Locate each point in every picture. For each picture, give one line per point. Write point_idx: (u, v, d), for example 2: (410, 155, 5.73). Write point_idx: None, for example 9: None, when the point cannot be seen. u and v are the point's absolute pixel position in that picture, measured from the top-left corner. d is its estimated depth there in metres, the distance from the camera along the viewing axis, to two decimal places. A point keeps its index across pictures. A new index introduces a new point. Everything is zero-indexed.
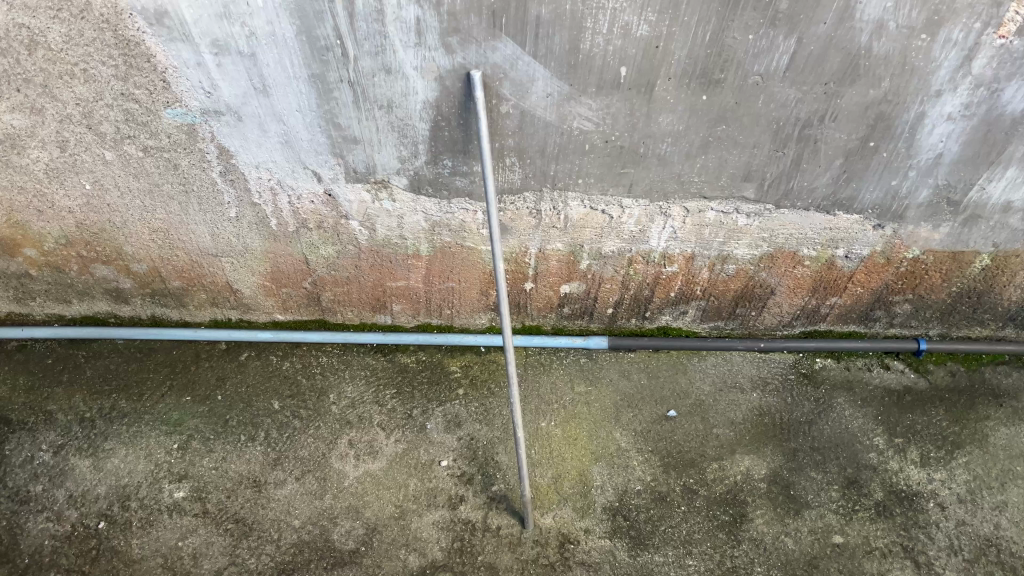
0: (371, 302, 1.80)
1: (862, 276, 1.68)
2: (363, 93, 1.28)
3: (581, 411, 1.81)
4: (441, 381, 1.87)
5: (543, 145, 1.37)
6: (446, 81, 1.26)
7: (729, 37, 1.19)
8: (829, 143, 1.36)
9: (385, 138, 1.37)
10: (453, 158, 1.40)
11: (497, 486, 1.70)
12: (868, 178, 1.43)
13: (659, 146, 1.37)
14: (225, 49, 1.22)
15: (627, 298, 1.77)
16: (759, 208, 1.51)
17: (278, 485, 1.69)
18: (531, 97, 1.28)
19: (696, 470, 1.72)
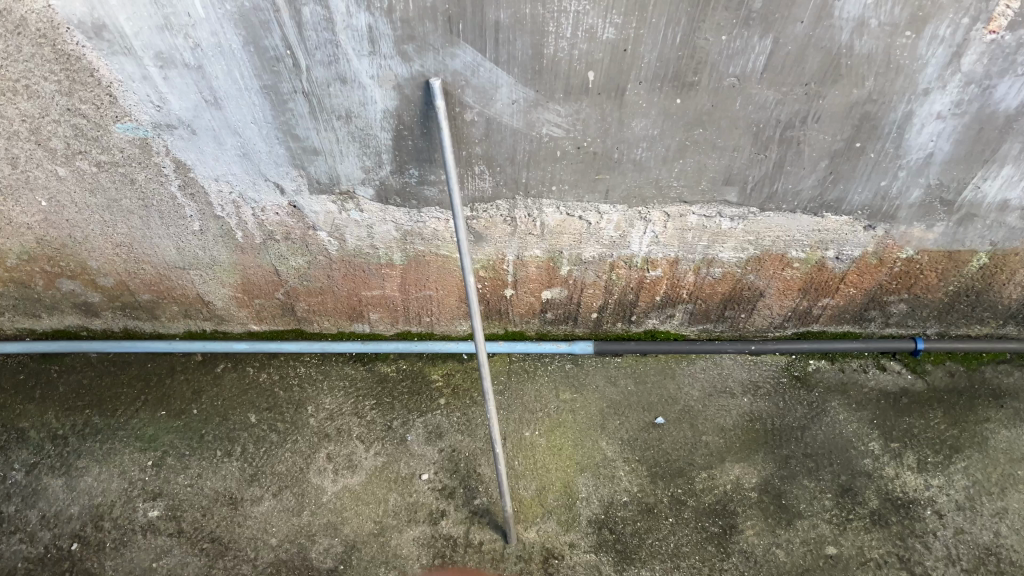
0: (347, 312, 1.74)
1: (854, 277, 1.62)
2: (319, 103, 1.22)
3: (567, 419, 1.75)
4: (421, 391, 1.81)
5: (511, 152, 1.31)
6: (405, 90, 1.20)
7: (701, 38, 1.12)
8: (813, 145, 1.29)
9: (347, 149, 1.31)
10: (419, 167, 1.34)
11: (480, 500, 1.66)
12: (856, 179, 1.36)
13: (634, 151, 1.31)
14: (170, 62, 1.16)
15: (611, 302, 1.71)
16: (742, 211, 1.44)
17: (255, 502, 1.65)
18: (496, 104, 1.22)
19: (684, 480, 1.67)
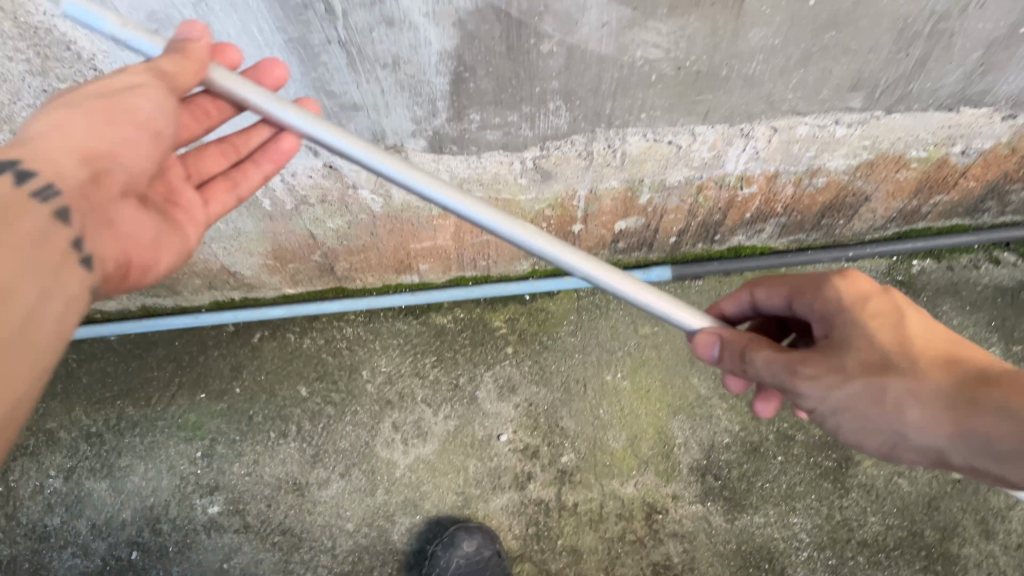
0: (394, 265, 1.52)
1: (978, 170, 1.39)
2: (359, 51, 0.96)
3: (652, 357, 1.58)
4: (485, 341, 1.60)
5: (596, 82, 1.06)
6: (469, 25, 0.93)
7: None
8: (968, 35, 1.04)
9: (393, 100, 1.06)
10: (483, 110, 1.09)
11: (568, 457, 1.52)
12: (1009, 68, 1.12)
13: (746, 66, 1.06)
14: (166, 22, 0.90)
15: (694, 224, 1.49)
16: (864, 117, 1.21)
17: (323, 485, 1.52)
18: (582, 29, 0.96)
19: (791, 413, 1.52)
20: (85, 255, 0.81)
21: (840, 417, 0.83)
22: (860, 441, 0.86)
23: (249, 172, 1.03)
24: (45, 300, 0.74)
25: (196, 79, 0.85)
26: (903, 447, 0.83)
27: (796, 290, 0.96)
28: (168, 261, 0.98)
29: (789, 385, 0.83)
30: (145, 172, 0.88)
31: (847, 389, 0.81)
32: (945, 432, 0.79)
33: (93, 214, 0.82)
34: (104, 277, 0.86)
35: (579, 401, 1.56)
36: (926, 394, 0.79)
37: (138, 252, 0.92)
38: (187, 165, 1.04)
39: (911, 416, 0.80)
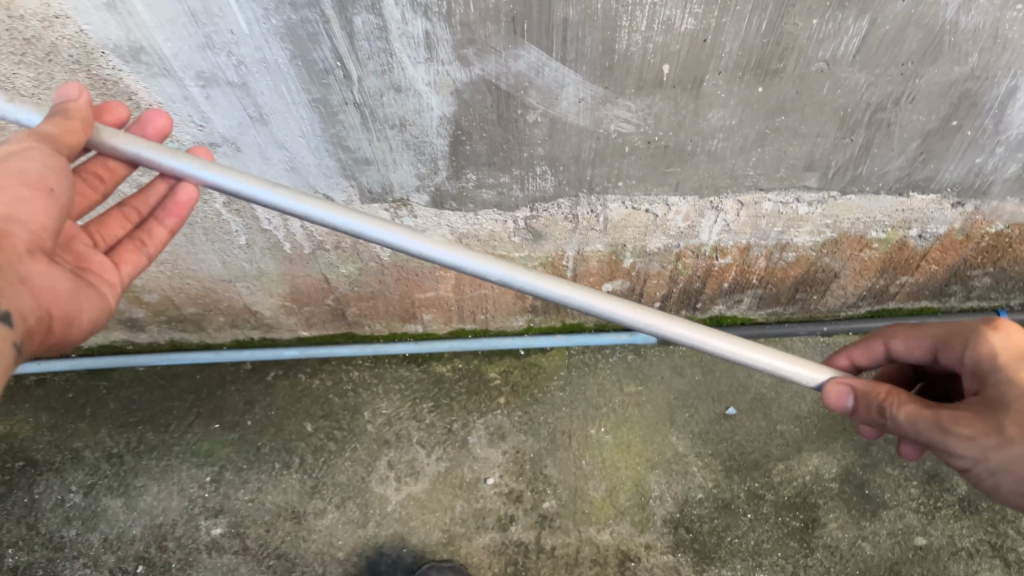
0: (400, 313, 1.67)
1: (937, 254, 1.52)
2: (372, 114, 1.14)
3: (633, 415, 1.69)
4: (480, 390, 1.73)
5: (576, 151, 1.22)
6: (464, 95, 1.11)
7: (790, 23, 1.01)
8: (905, 126, 1.19)
9: (400, 157, 1.22)
10: (478, 171, 1.25)
11: (549, 503, 1.60)
12: (949, 158, 1.26)
13: (709, 143, 1.21)
14: (212, 81, 1.07)
15: (675, 291, 1.62)
16: (822, 196, 1.35)
17: (318, 515, 1.62)
18: (562, 103, 1.13)
19: (761, 473, 1.61)
20: (2, 310, 0.86)
21: (998, 477, 0.83)
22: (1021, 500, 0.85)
23: (156, 230, 1.16)
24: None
25: (83, 138, 0.96)
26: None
27: (942, 341, 0.98)
28: (90, 320, 1.04)
29: (934, 440, 0.84)
30: (49, 230, 0.94)
31: (1006, 451, 0.81)
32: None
33: (6, 270, 0.88)
34: (30, 331, 0.90)
35: (563, 451, 1.66)
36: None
37: (58, 307, 0.97)
38: (95, 231, 1.14)
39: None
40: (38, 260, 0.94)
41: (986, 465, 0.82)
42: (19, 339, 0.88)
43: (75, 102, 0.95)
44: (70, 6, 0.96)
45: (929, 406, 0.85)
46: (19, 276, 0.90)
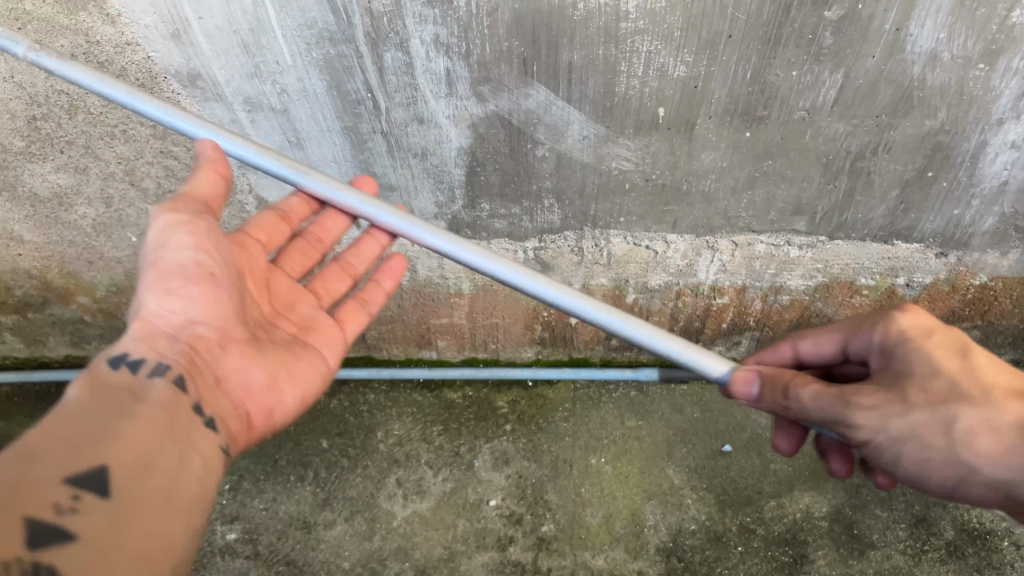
0: (416, 338, 1.79)
1: (925, 304, 1.60)
2: (397, 142, 1.27)
3: (633, 447, 1.77)
4: (488, 417, 1.83)
5: (581, 185, 1.34)
6: (480, 128, 1.24)
7: (772, 74, 1.13)
8: (884, 175, 1.30)
9: (421, 184, 1.35)
10: (491, 201, 1.38)
11: (548, 527, 1.67)
12: (928, 208, 1.36)
13: (702, 183, 1.32)
14: (257, 107, 1.21)
15: (677, 329, 1.71)
16: (812, 240, 1.44)
17: (328, 526, 1.70)
18: (567, 139, 1.25)
19: (753, 508, 1.67)
20: (208, 417, 0.97)
21: (899, 449, 0.90)
22: (925, 476, 0.91)
23: (370, 291, 1.26)
24: (185, 460, 0.90)
25: (218, 182, 1.06)
26: (971, 483, 0.88)
27: (851, 330, 1.04)
28: (303, 395, 1.10)
29: (844, 415, 0.91)
30: (234, 318, 1.04)
31: (908, 420, 0.88)
32: (1006, 463, 0.85)
33: (201, 371, 0.99)
34: (229, 431, 1.01)
35: (564, 478, 1.73)
36: (996, 425, 0.86)
37: (263, 399, 1.05)
38: (315, 291, 1.24)
39: (975, 446, 0.86)
40: (237, 353, 1.04)
41: (889, 438, 0.89)
42: (224, 439, 0.99)
43: (206, 155, 1.05)
44: (141, 35, 1.11)
45: (842, 387, 0.93)
46: (216, 378, 1.01)
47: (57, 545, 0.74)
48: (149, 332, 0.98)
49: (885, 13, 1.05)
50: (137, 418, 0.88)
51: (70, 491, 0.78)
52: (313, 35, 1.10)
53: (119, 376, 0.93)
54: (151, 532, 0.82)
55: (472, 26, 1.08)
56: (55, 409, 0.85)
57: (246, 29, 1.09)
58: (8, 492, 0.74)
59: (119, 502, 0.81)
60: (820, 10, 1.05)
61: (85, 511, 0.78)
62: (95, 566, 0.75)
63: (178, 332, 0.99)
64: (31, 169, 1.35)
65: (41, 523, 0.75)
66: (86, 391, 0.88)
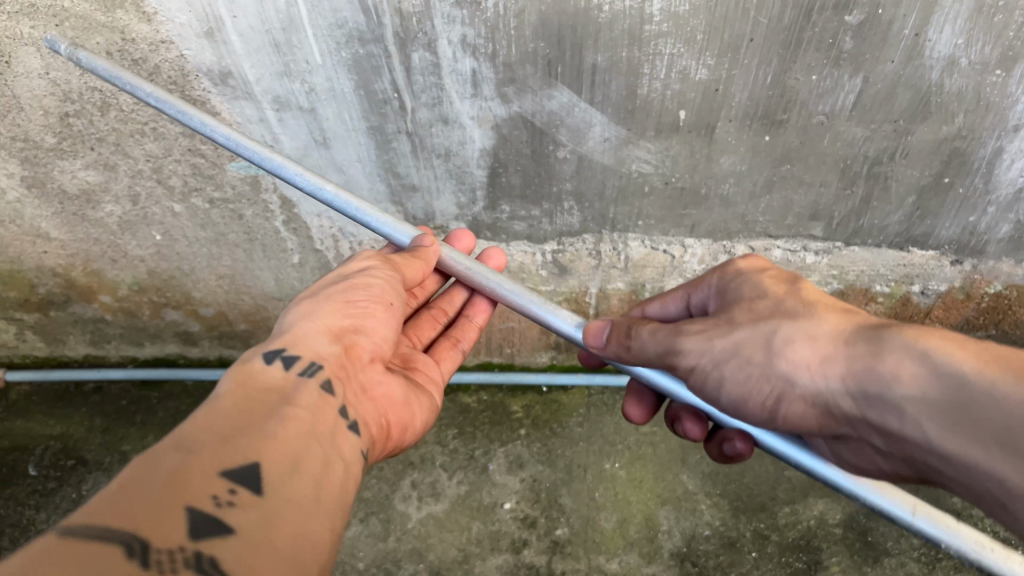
0: None
1: (939, 312, 1.61)
2: (421, 142, 1.29)
3: (647, 453, 1.77)
4: (502, 421, 1.84)
5: (601, 188, 1.36)
6: (503, 129, 1.26)
7: (792, 78, 1.15)
8: (901, 180, 1.31)
9: (444, 186, 1.37)
10: (512, 203, 1.40)
11: (562, 530, 1.68)
12: (944, 215, 1.38)
13: (721, 187, 1.34)
14: (286, 106, 1.24)
15: None
16: (828, 246, 1.46)
17: (342, 527, 1.71)
18: (589, 141, 1.27)
19: (767, 515, 1.67)
20: (351, 420, 0.98)
21: (721, 369, 0.96)
22: (748, 396, 0.97)
23: (466, 327, 1.36)
24: (331, 465, 0.88)
25: (417, 275, 1.17)
26: (791, 398, 0.93)
27: (692, 286, 1.15)
28: (419, 419, 1.16)
29: (676, 343, 0.99)
30: (383, 341, 1.12)
31: (731, 338, 0.96)
32: (823, 372, 0.89)
33: (347, 380, 1.03)
34: (372, 438, 1.03)
35: (578, 482, 1.74)
36: (815, 336, 0.91)
37: (395, 412, 1.10)
38: (409, 334, 1.33)
39: (792, 356, 0.91)
40: (376, 368, 1.10)
41: (715, 359, 0.96)
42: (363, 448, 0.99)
43: (425, 249, 1.17)
44: (175, 33, 1.14)
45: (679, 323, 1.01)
46: (362, 386, 1.06)
47: (217, 535, 0.70)
48: (310, 337, 1.03)
49: (904, 18, 1.07)
50: (286, 417, 0.88)
51: (226, 485, 0.75)
52: (344, 34, 1.12)
53: (269, 377, 0.95)
54: (299, 523, 0.77)
55: (499, 27, 1.11)
56: (205, 409, 0.84)
57: (278, 28, 1.12)
58: (167, 483, 0.72)
59: (274, 500, 0.77)
60: (840, 15, 1.07)
61: (243, 506, 0.74)
62: (252, 553, 0.71)
63: (337, 336, 1.05)
64: (61, 165, 1.37)
65: (200, 513, 0.71)
66: (233, 392, 0.89)
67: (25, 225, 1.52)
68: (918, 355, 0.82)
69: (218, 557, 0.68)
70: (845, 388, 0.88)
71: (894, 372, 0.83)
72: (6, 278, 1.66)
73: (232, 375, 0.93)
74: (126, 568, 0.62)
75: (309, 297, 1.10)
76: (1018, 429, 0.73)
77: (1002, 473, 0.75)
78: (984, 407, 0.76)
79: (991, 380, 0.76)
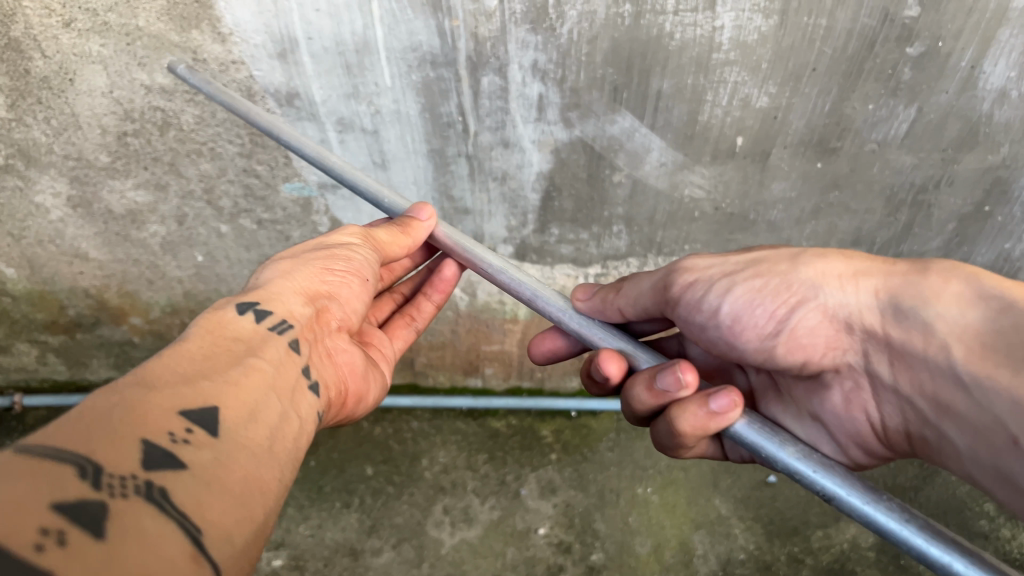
0: (464, 365, 1.86)
1: None
2: (479, 165, 1.31)
3: (678, 477, 1.79)
4: (533, 446, 1.85)
5: (651, 212, 1.39)
6: (562, 154, 1.28)
7: (849, 107, 1.19)
8: (943, 208, 1.36)
9: (497, 209, 1.39)
10: (561, 226, 1.43)
11: (598, 555, 1.67)
12: (981, 242, 1.42)
13: (769, 213, 1.38)
14: (349, 127, 1.25)
15: None
16: None
17: (375, 553, 1.68)
18: (645, 166, 1.30)
19: (801, 538, 1.69)
20: (314, 381, 0.98)
21: (733, 279, 1.00)
22: (754, 310, 1.00)
23: (422, 303, 1.35)
24: (288, 420, 0.87)
25: (400, 251, 1.12)
26: (808, 308, 0.97)
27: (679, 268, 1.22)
28: (373, 393, 1.17)
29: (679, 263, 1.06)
30: (354, 311, 1.11)
31: (746, 255, 1.02)
32: (854, 285, 0.95)
33: (314, 342, 1.02)
34: (330, 401, 1.03)
35: (610, 507, 1.75)
36: (848, 256, 0.98)
37: (354, 381, 1.10)
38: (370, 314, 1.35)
39: (820, 267, 0.97)
40: (342, 337, 1.10)
41: (729, 269, 1.01)
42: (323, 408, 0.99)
43: (418, 223, 1.12)
44: (247, 54, 1.14)
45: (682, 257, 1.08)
46: (327, 351, 1.05)
47: (171, 469, 0.67)
48: (287, 295, 1.00)
49: (962, 51, 1.10)
50: (251, 367, 0.87)
51: (182, 424, 0.72)
52: (416, 58, 1.14)
53: (239, 327, 0.92)
54: (252, 468, 0.76)
55: (571, 53, 1.13)
56: (170, 349, 0.82)
57: (351, 50, 1.13)
58: (121, 415, 0.68)
59: (227, 445, 0.75)
60: (902, 46, 1.10)
61: (197, 445, 0.71)
62: (208, 490, 0.69)
63: (314, 299, 1.04)
64: (111, 185, 1.37)
65: (153, 444, 0.68)
66: (201, 336, 0.87)
67: (65, 246, 1.50)
68: (963, 277, 0.88)
69: (169, 489, 0.65)
70: (874, 303, 0.94)
71: (934, 290, 0.89)
72: (36, 299, 1.63)
73: (203, 321, 0.91)
74: (82, 488, 0.59)
75: (289, 258, 1.08)
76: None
77: (1015, 392, 0.79)
78: None
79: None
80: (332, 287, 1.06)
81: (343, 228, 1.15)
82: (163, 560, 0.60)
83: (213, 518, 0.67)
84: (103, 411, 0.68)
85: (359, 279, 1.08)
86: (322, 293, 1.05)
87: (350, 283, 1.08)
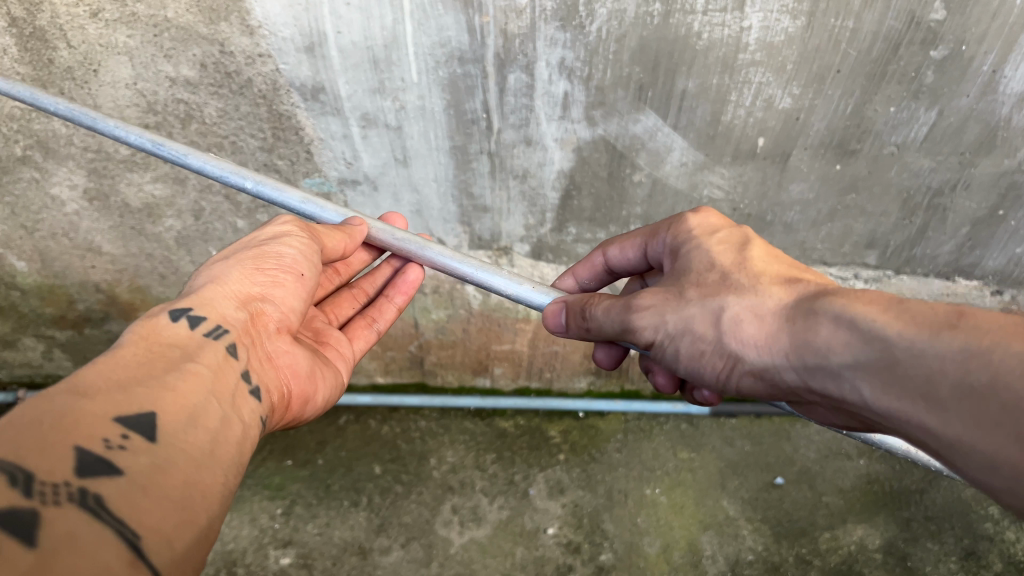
0: (473, 365, 1.86)
1: None
2: (501, 163, 1.31)
3: (687, 478, 1.79)
4: (541, 446, 1.85)
5: (669, 213, 1.40)
6: (583, 152, 1.29)
7: (870, 109, 1.20)
8: (958, 212, 1.37)
9: (516, 207, 1.40)
10: (579, 225, 1.44)
11: (607, 555, 1.67)
12: (993, 247, 1.44)
13: (786, 215, 1.40)
14: (373, 123, 1.25)
15: None
16: (879, 274, 1.53)
17: (383, 552, 1.67)
18: (666, 165, 1.31)
19: (809, 539, 1.69)
20: (254, 386, 0.96)
21: (677, 344, 0.91)
22: (701, 371, 0.92)
23: (384, 305, 1.34)
24: (231, 423, 0.86)
25: (340, 248, 1.09)
26: (742, 373, 0.88)
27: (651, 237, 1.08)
28: (324, 394, 1.15)
29: (631, 319, 0.93)
30: (295, 311, 1.08)
31: (682, 313, 0.90)
32: (770, 348, 0.84)
33: (253, 344, 1.00)
34: (272, 406, 1.01)
35: (619, 508, 1.75)
36: (761, 312, 0.86)
37: (298, 384, 1.08)
38: (327, 310, 1.31)
39: (739, 335, 0.86)
40: (283, 338, 1.08)
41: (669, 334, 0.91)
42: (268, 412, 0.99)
43: (354, 227, 1.10)
44: (275, 47, 1.14)
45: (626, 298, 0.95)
46: (266, 354, 1.03)
47: (104, 476, 0.68)
48: (219, 298, 0.98)
49: (984, 55, 1.11)
50: (188, 372, 0.86)
51: (119, 430, 0.73)
52: (444, 54, 1.14)
53: (174, 333, 0.91)
54: (194, 467, 0.77)
55: (599, 51, 1.13)
56: (103, 357, 0.82)
57: (379, 45, 1.13)
58: (54, 423, 0.69)
59: (166, 449, 0.75)
60: (926, 49, 1.11)
61: (134, 450, 0.72)
62: (145, 493, 0.70)
63: (246, 302, 1.01)
64: (129, 178, 1.36)
65: (88, 452, 0.69)
66: (136, 342, 0.87)
67: (79, 239, 1.49)
68: (849, 320, 0.77)
69: (103, 495, 0.66)
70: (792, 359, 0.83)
71: (830, 346, 0.78)
72: (46, 293, 1.62)
73: (137, 327, 0.89)
74: (14, 495, 0.61)
75: (219, 260, 1.05)
76: (938, 381, 0.69)
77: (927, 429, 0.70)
78: (912, 364, 0.71)
79: (911, 336, 0.72)
80: (263, 286, 1.03)
81: (276, 219, 1.11)
82: (100, 562, 0.62)
83: (152, 522, 0.68)
84: (37, 420, 0.68)
85: (295, 277, 1.05)
86: (253, 295, 1.02)
87: (290, 282, 1.05)
